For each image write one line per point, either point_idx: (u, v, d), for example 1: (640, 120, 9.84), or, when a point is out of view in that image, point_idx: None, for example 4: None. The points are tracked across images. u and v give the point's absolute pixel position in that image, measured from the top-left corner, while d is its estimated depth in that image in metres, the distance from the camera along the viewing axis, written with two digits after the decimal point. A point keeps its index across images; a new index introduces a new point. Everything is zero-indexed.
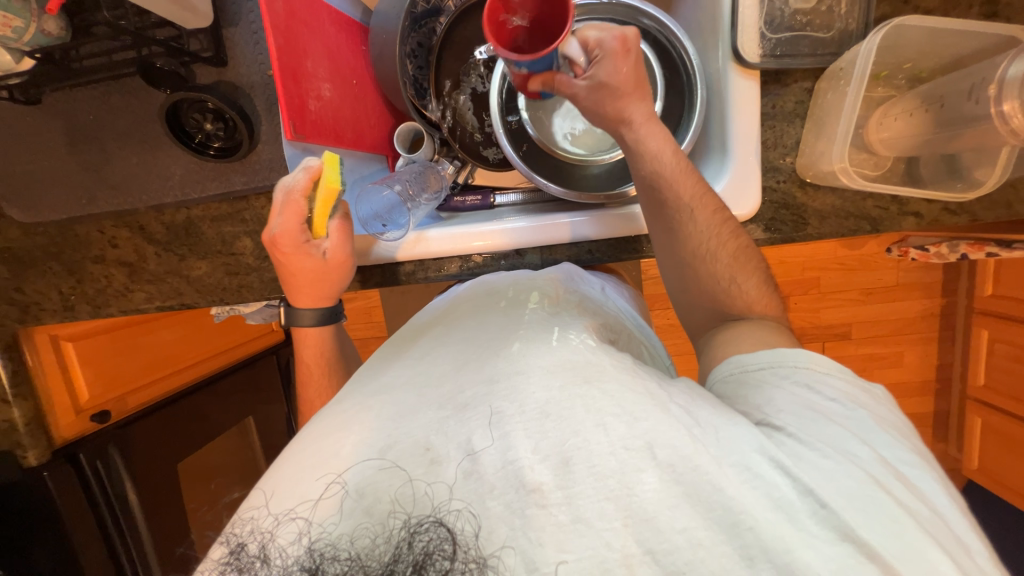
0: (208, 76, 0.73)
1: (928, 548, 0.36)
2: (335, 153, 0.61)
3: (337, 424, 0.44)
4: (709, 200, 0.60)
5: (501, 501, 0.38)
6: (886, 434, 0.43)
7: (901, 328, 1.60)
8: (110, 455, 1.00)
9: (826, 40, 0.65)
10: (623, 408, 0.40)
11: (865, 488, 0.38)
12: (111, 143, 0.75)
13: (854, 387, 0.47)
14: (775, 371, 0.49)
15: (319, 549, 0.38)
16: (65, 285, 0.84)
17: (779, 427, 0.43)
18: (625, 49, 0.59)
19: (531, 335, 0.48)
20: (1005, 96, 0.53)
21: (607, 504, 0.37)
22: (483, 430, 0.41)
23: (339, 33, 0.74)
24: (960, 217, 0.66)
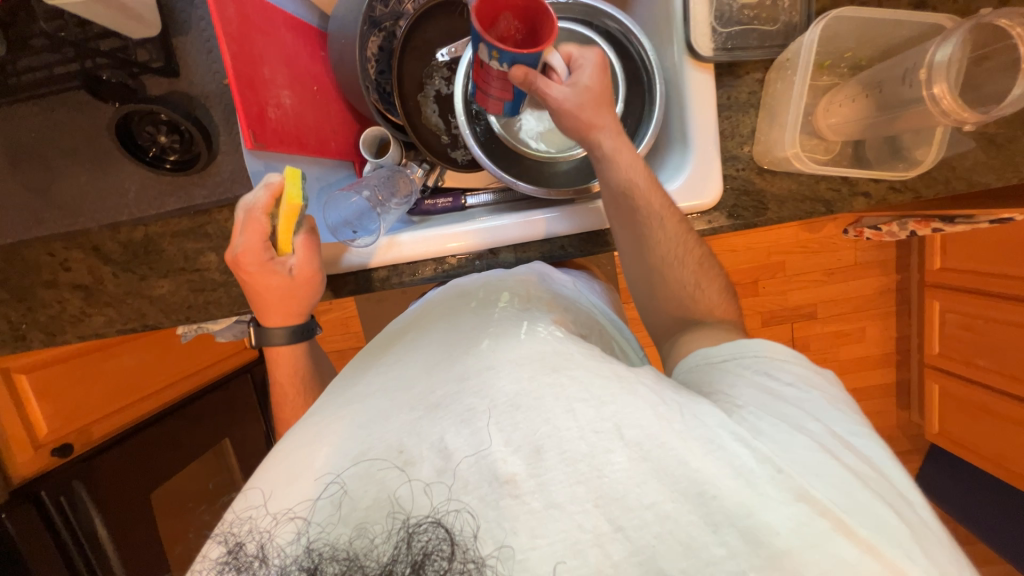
0: (159, 87, 0.70)
1: (875, 505, 0.39)
2: (296, 168, 0.60)
3: (309, 438, 0.44)
4: (673, 210, 0.63)
5: (477, 494, 0.38)
6: (836, 411, 0.46)
7: (861, 305, 1.69)
8: (75, 490, 0.94)
9: (772, 33, 0.68)
10: (590, 393, 0.41)
11: (816, 456, 0.41)
12: (58, 161, 0.72)
13: (808, 372, 0.50)
14: (737, 361, 0.51)
15: (318, 549, 0.37)
16: (14, 312, 0.78)
17: (739, 406, 0.45)
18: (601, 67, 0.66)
19: (502, 331, 0.48)
20: (936, 79, 0.57)
21: (579, 488, 0.38)
22: (455, 429, 0.41)
23: (296, 39, 0.73)
24: (905, 194, 0.70)
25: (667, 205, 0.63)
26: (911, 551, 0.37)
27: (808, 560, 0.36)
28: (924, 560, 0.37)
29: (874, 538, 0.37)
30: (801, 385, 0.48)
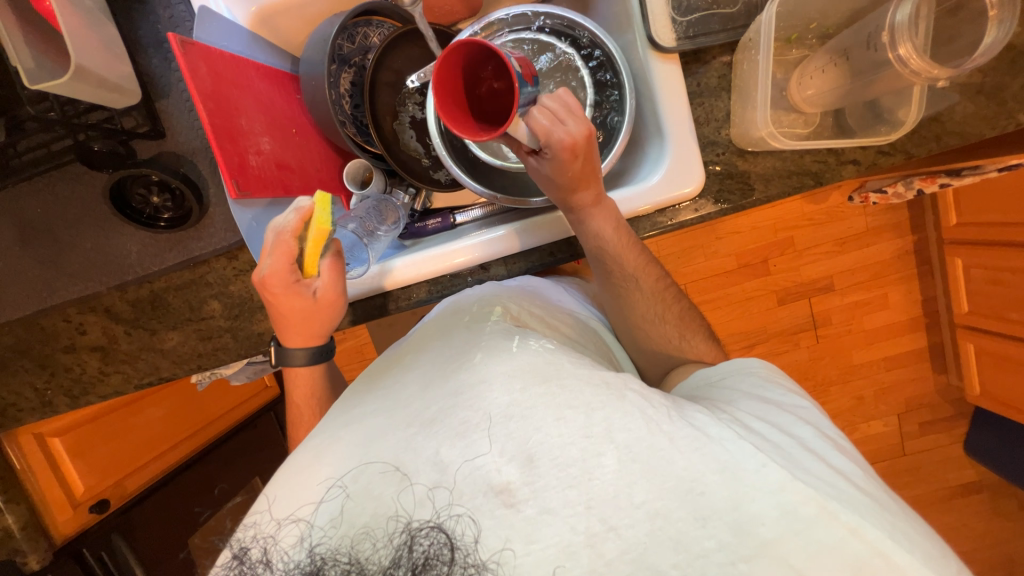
0: (148, 150, 0.74)
1: (855, 493, 0.41)
2: (325, 193, 0.58)
3: (308, 460, 0.45)
4: (652, 269, 0.66)
5: (470, 503, 0.40)
6: (826, 419, 0.50)
7: (880, 271, 1.63)
8: (115, 543, 1.00)
9: (733, 15, 0.67)
10: (581, 403, 0.42)
11: (802, 453, 0.43)
12: (64, 231, 0.76)
13: (798, 390, 0.54)
14: (736, 375, 0.56)
15: (321, 553, 0.40)
16: (39, 379, 0.82)
17: (738, 410, 0.48)
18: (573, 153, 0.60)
19: (492, 345, 0.48)
20: (899, 39, 0.56)
21: (569, 491, 0.40)
22: (450, 443, 0.42)
23: (270, 86, 0.75)
24: (896, 156, 0.68)
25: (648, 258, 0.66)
26: (896, 535, 0.40)
27: (795, 548, 0.39)
28: (907, 543, 0.40)
29: (856, 521, 0.39)
30: (791, 395, 0.52)
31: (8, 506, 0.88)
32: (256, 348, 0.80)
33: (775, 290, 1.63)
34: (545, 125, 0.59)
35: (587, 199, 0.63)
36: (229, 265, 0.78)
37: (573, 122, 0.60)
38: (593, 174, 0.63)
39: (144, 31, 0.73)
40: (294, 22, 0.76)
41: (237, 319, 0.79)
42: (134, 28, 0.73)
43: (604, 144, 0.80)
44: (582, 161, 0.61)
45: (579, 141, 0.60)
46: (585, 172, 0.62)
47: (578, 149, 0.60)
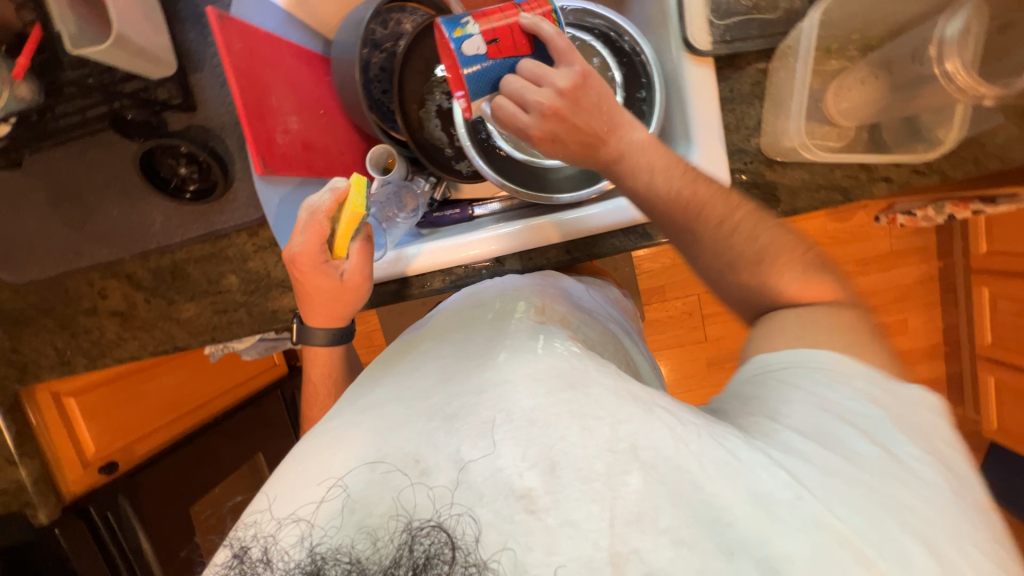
0: (179, 123, 0.75)
1: (905, 539, 0.35)
2: (363, 176, 0.58)
3: (325, 444, 0.45)
4: (722, 203, 0.56)
5: (491, 507, 0.36)
6: (908, 436, 0.41)
7: (902, 295, 1.60)
8: (120, 505, 1.00)
9: (773, 21, 0.66)
10: (607, 412, 0.40)
11: (851, 488, 0.37)
12: (93, 197, 0.78)
13: (880, 390, 0.44)
14: (797, 370, 0.46)
15: (322, 553, 0.37)
16: (59, 339, 0.84)
17: (779, 425, 0.42)
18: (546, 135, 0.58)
19: (517, 344, 0.48)
20: (947, 55, 0.54)
21: (595, 507, 0.36)
22: (472, 439, 0.39)
23: (301, 66, 0.75)
24: (931, 176, 0.66)
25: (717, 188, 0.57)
26: None
27: None
28: None
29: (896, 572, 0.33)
30: (852, 398, 0.43)
31: (22, 460, 0.91)
32: (269, 324, 0.81)
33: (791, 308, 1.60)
34: (509, 117, 0.58)
35: (612, 152, 0.59)
36: (249, 241, 0.79)
37: (535, 110, 0.57)
38: (606, 128, 0.59)
39: (183, 5, 0.74)
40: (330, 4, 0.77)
41: (254, 294, 0.81)
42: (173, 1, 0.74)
43: None
44: (569, 134, 0.58)
45: (545, 128, 0.58)
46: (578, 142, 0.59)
47: (547, 136, 0.58)
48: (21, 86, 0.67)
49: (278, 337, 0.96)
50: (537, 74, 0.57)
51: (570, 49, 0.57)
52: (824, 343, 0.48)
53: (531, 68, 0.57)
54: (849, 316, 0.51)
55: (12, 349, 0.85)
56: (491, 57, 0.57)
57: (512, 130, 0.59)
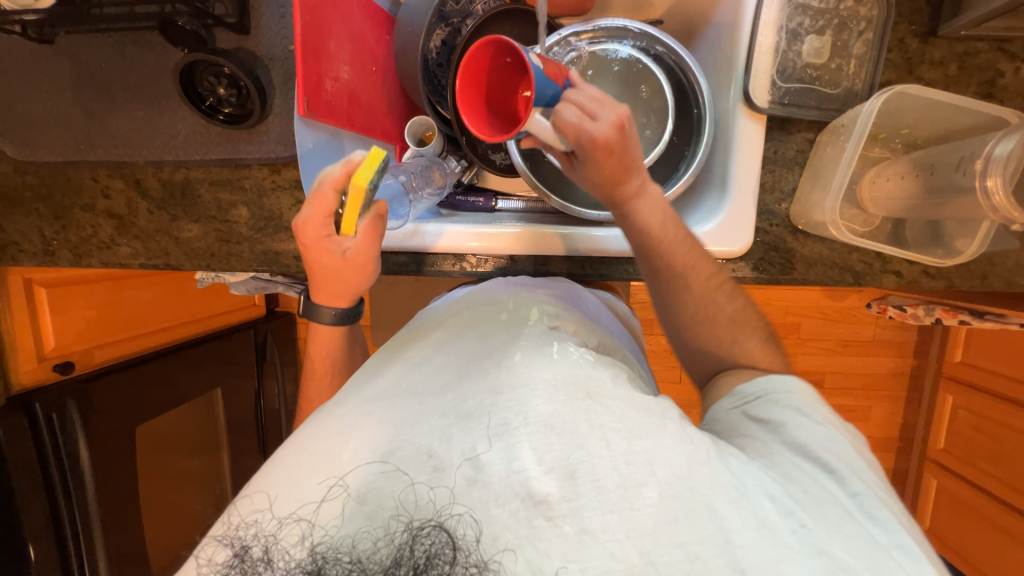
0: (228, 42, 0.73)
1: (886, 561, 0.41)
2: (376, 150, 0.56)
3: (333, 430, 0.46)
4: (704, 266, 0.61)
5: (507, 509, 0.41)
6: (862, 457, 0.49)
7: (871, 383, 1.73)
8: (67, 408, 0.96)
9: (833, 96, 0.68)
10: (623, 425, 0.45)
11: (841, 516, 0.43)
12: (121, 94, 0.75)
13: (834, 415, 0.53)
14: (773, 399, 0.53)
15: (322, 552, 0.41)
16: (48, 228, 0.81)
17: (769, 452, 0.48)
18: (608, 149, 0.53)
19: (531, 347, 0.51)
20: (991, 171, 0.56)
21: (612, 516, 0.41)
22: (485, 442, 0.44)
23: (366, 20, 0.74)
24: (938, 281, 0.70)
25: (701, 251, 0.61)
26: None
27: None
28: None
29: None
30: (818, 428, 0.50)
31: None
32: (269, 265, 0.80)
33: None
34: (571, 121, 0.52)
35: (635, 186, 0.57)
36: (269, 177, 0.78)
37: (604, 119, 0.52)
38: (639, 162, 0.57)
39: None
40: None
41: (261, 232, 0.79)
42: None
43: (663, 183, 0.79)
44: (619, 154, 0.54)
45: (613, 137, 0.53)
46: (620, 166, 0.55)
47: (613, 145, 0.53)
48: None
49: (271, 278, 0.94)
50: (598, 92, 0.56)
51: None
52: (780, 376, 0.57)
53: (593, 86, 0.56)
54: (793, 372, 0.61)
55: None
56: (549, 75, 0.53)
57: (576, 134, 0.52)
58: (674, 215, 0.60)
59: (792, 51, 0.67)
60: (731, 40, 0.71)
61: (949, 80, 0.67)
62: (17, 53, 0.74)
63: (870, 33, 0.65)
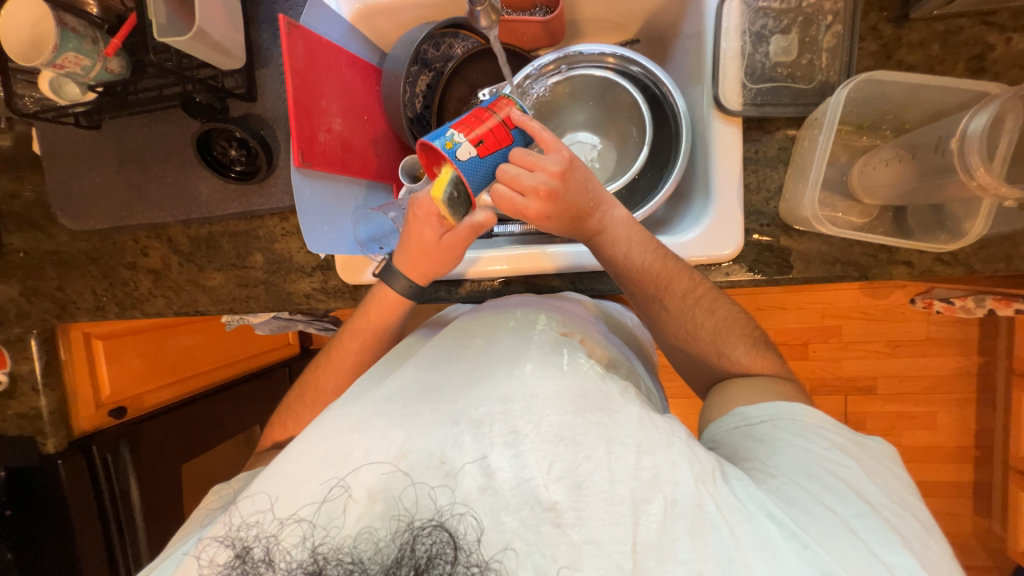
0: (239, 110, 0.82)
1: None
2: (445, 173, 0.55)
3: (348, 427, 0.45)
4: (684, 287, 0.61)
5: (517, 516, 0.40)
6: (875, 482, 0.45)
7: (932, 386, 1.57)
8: (120, 450, 1.06)
9: (808, 91, 0.67)
10: (633, 438, 0.43)
11: (842, 534, 0.40)
12: (153, 165, 0.85)
13: (847, 440, 0.49)
14: (775, 424, 0.51)
15: (324, 552, 0.41)
16: (99, 287, 0.92)
17: (771, 475, 0.46)
18: (544, 215, 0.56)
19: (544, 356, 0.50)
20: (968, 150, 0.53)
21: (618, 528, 0.40)
22: (501, 448, 0.43)
23: (355, 75, 0.81)
24: (956, 267, 0.65)
25: (686, 270, 0.62)
26: None
27: None
28: None
29: None
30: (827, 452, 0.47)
31: (43, 389, 0.96)
32: (284, 305, 0.86)
33: (813, 377, 1.60)
34: (505, 201, 0.55)
35: (596, 226, 0.60)
36: (280, 225, 0.85)
37: (534, 192, 0.54)
38: (590, 205, 0.58)
39: (263, 8, 0.81)
40: (391, 23, 0.83)
41: (276, 274, 0.86)
42: (256, 3, 0.81)
43: (645, 196, 0.80)
44: (561, 212, 0.57)
45: (545, 208, 0.55)
46: (569, 220, 0.58)
47: (547, 214, 0.56)
48: (113, 61, 0.74)
49: (290, 317, 1.01)
50: (529, 159, 0.55)
51: (555, 137, 0.56)
52: (787, 401, 0.54)
53: (522, 154, 0.55)
54: (790, 387, 0.58)
55: (58, 287, 0.93)
56: (485, 153, 0.54)
57: (511, 211, 0.56)
58: (648, 240, 0.62)
59: (759, 53, 0.68)
60: (699, 49, 0.72)
61: (933, 60, 0.64)
62: (71, 139, 0.87)
63: (838, 26, 0.65)
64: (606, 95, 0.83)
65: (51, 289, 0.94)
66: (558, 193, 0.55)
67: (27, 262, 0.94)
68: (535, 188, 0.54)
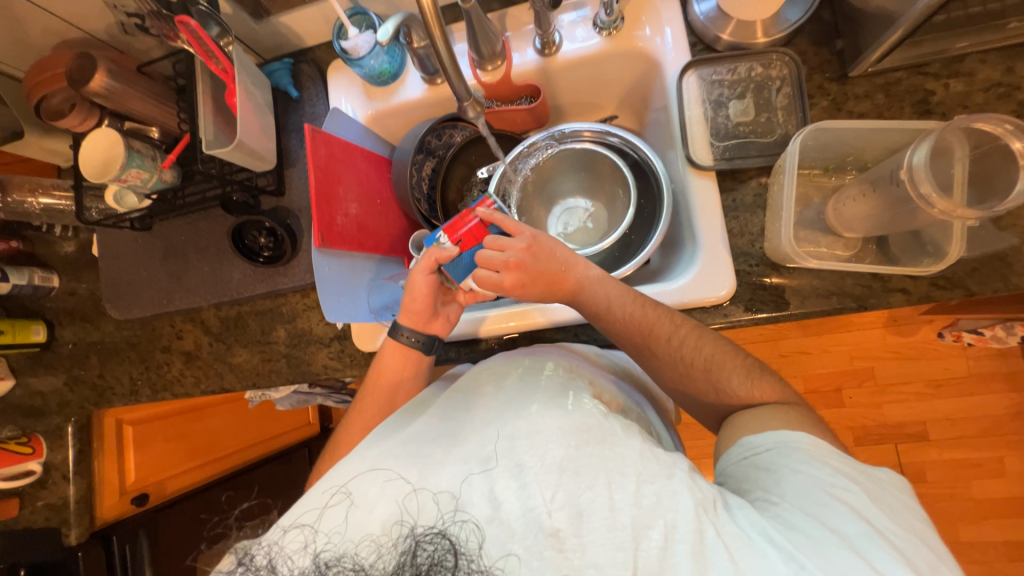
0: (270, 204, 0.93)
1: None
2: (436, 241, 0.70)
3: (363, 470, 0.47)
4: (681, 327, 0.63)
5: (522, 545, 0.41)
6: (884, 509, 0.44)
7: (989, 428, 1.45)
8: (137, 539, 1.09)
9: (770, 143, 0.74)
10: (632, 469, 0.44)
11: (839, 551, 0.40)
12: (192, 256, 0.95)
13: (852, 467, 0.48)
14: (781, 452, 0.50)
15: (324, 558, 0.43)
16: (136, 371, 0.99)
17: (773, 501, 0.46)
18: (518, 283, 0.65)
19: (549, 398, 0.51)
20: (919, 180, 0.56)
21: (618, 553, 0.41)
22: (507, 481, 0.44)
23: (369, 166, 0.93)
24: (954, 290, 0.66)
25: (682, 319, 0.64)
26: None
27: None
28: None
29: None
30: (834, 476, 0.47)
31: (75, 477, 0.99)
32: (303, 376, 0.90)
33: (853, 425, 1.51)
34: (484, 280, 0.66)
35: (573, 284, 0.65)
36: (302, 300, 0.93)
37: (504, 267, 0.64)
38: (562, 269, 0.65)
39: (291, 120, 0.95)
40: (400, 122, 0.97)
41: (296, 347, 0.91)
42: (286, 116, 0.96)
43: (637, 249, 0.85)
44: (534, 280, 0.64)
45: (517, 277, 0.64)
46: (545, 283, 0.65)
47: (521, 282, 0.65)
48: (167, 172, 0.87)
49: (310, 389, 1.05)
50: (498, 242, 0.65)
51: (517, 222, 0.66)
52: (792, 429, 0.52)
53: (492, 239, 0.65)
54: (794, 413, 0.55)
55: (99, 375, 1.00)
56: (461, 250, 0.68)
57: (491, 285, 0.66)
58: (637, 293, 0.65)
59: (721, 116, 0.76)
60: (668, 119, 0.81)
61: (882, 107, 0.71)
62: (124, 239, 0.98)
63: (787, 88, 0.74)
64: (590, 164, 0.92)
65: (92, 377, 1.00)
66: (528, 261, 0.64)
67: (74, 352, 1.01)
68: (506, 262, 0.64)
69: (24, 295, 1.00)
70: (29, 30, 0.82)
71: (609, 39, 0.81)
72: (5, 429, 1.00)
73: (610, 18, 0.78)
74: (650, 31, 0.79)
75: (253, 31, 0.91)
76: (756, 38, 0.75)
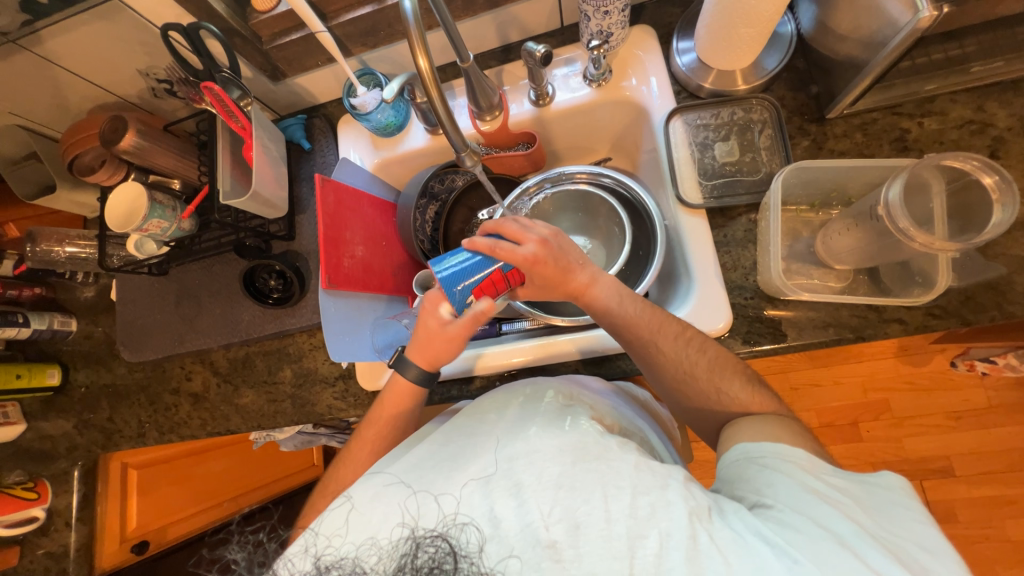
0: (280, 248, 0.98)
1: None
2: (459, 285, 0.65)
3: (366, 495, 0.48)
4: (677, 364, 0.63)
5: (518, 558, 0.41)
6: (886, 522, 0.44)
7: (1019, 462, 1.39)
8: None
9: (756, 181, 0.77)
10: (628, 483, 0.44)
11: (832, 549, 0.40)
12: (205, 299, 0.99)
13: (852, 483, 0.48)
14: (774, 459, 0.50)
15: (325, 561, 0.44)
16: (144, 414, 1.00)
17: (769, 505, 0.46)
18: (539, 260, 0.63)
19: (547, 420, 0.52)
20: (896, 215, 0.58)
21: (615, 563, 0.40)
22: (506, 498, 0.44)
23: (375, 211, 0.97)
24: (951, 320, 0.66)
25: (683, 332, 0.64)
26: None
27: None
28: None
29: None
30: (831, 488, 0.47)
31: (76, 524, 1.02)
32: (307, 417, 0.91)
33: (872, 461, 1.45)
34: (506, 251, 0.62)
35: (585, 279, 0.66)
36: (308, 340, 0.95)
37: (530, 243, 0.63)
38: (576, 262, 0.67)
39: (303, 169, 1.01)
40: (404, 168, 1.03)
41: (301, 387, 0.92)
42: (298, 166, 1.02)
43: (634, 283, 0.87)
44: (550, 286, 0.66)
45: (541, 253, 0.63)
46: (561, 269, 0.65)
47: (544, 258, 0.63)
48: (185, 221, 0.91)
49: (315, 430, 1.05)
50: (517, 231, 0.64)
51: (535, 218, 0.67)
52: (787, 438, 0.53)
53: (511, 229, 0.64)
54: (792, 426, 0.56)
55: (107, 418, 1.01)
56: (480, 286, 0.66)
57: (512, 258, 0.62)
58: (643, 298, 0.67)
59: (707, 156, 0.80)
60: (658, 161, 0.86)
61: (862, 145, 0.74)
62: (141, 284, 1.02)
63: (769, 130, 0.78)
64: (586, 204, 0.96)
65: (101, 420, 1.01)
66: (554, 243, 0.65)
67: (86, 396, 1.03)
68: (530, 236, 0.63)
69: (43, 339, 1.04)
70: (69, 97, 0.90)
71: (598, 90, 0.87)
72: (13, 472, 1.02)
73: (599, 71, 0.84)
74: (636, 80, 0.85)
75: (272, 92, 0.99)
76: (737, 84, 0.80)
